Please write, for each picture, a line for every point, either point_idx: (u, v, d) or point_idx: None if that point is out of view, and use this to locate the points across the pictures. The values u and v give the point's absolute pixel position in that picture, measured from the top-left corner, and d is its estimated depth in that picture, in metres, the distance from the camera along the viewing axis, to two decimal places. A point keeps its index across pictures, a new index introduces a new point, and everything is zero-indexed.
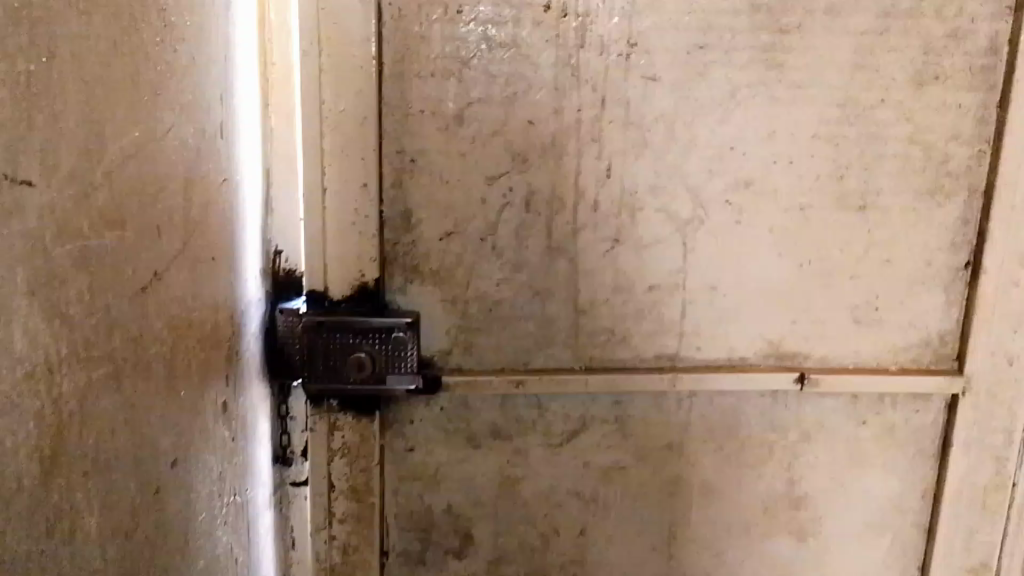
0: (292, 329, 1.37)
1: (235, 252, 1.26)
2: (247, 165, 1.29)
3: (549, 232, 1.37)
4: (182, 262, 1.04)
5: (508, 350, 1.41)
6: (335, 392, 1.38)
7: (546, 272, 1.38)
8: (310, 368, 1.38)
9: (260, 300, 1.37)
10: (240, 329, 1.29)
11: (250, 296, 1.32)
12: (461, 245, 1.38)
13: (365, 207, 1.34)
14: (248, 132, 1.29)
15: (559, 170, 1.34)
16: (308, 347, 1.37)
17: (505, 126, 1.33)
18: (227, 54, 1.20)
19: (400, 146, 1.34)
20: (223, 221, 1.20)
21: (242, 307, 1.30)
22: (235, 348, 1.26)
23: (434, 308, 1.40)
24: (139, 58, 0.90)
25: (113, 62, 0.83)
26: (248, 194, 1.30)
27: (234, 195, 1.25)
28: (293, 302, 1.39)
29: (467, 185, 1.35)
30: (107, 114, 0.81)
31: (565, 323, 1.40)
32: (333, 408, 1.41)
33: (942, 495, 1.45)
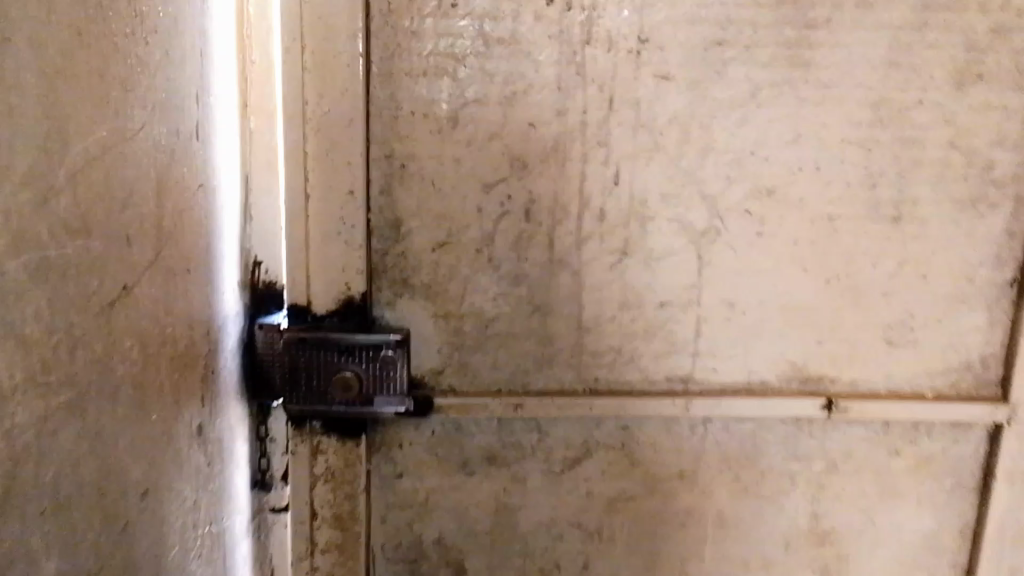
0: (272, 345, 1.25)
1: (212, 263, 1.15)
2: (224, 170, 1.18)
3: (551, 244, 1.27)
4: (156, 274, 0.93)
5: (505, 370, 1.31)
6: (317, 414, 1.26)
7: (547, 287, 1.29)
8: (291, 389, 1.26)
9: (237, 314, 1.25)
10: (217, 345, 1.17)
11: (227, 310, 1.21)
12: (454, 256, 1.28)
13: (351, 215, 1.24)
14: (226, 134, 1.18)
15: (562, 177, 1.25)
16: (290, 365, 1.26)
17: (504, 129, 1.23)
18: (204, 47, 1.10)
19: (391, 150, 1.24)
20: (199, 229, 1.09)
21: (219, 322, 1.18)
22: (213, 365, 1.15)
23: (425, 324, 1.30)
24: (110, 44, 0.79)
25: (80, 50, 0.72)
26: (227, 201, 1.20)
27: (211, 202, 1.14)
28: (274, 317, 1.27)
29: (462, 192, 1.25)
30: (73, 108, 0.71)
31: (566, 341, 1.30)
32: (316, 430, 1.29)
33: (985, 533, 1.36)
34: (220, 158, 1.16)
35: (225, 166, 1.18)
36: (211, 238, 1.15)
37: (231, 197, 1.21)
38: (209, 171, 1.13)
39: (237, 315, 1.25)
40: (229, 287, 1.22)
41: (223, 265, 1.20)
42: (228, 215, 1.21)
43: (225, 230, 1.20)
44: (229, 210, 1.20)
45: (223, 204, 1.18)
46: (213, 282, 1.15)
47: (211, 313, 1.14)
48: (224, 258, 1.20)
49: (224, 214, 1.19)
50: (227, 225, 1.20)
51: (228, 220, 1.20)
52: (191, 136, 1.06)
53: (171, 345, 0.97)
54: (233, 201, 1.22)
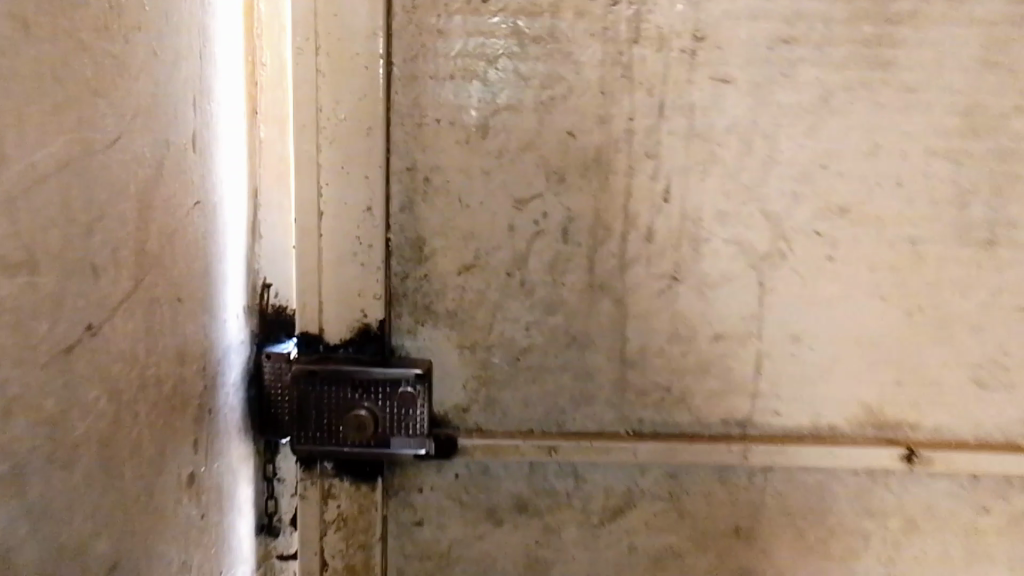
0: (280, 377, 1.13)
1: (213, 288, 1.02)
2: (232, 183, 1.06)
3: (590, 268, 1.13)
4: (136, 308, 0.80)
5: (538, 408, 1.18)
6: (328, 455, 1.13)
7: (587, 315, 1.15)
8: (299, 427, 1.13)
9: (242, 343, 1.12)
10: (220, 380, 1.04)
11: (229, 339, 1.07)
12: (482, 280, 1.14)
13: (368, 234, 1.10)
14: (233, 143, 1.05)
15: (604, 193, 1.11)
16: (297, 401, 1.12)
17: (540, 138, 1.10)
18: (205, 45, 0.97)
19: (413, 161, 1.11)
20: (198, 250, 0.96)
21: (220, 354, 1.05)
22: (213, 403, 1.02)
23: (449, 355, 1.16)
24: (82, 36, 0.67)
25: (41, 40, 0.61)
26: (235, 218, 1.07)
27: (216, 220, 1.02)
28: (282, 345, 1.15)
29: (492, 209, 1.12)
30: (27, 108, 0.59)
31: (607, 376, 1.16)
32: (327, 472, 1.16)
33: None
34: (227, 171, 1.04)
35: (233, 178, 1.06)
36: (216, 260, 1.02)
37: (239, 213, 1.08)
38: (214, 185, 1.01)
39: (245, 343, 1.12)
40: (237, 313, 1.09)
41: (231, 289, 1.07)
42: (236, 233, 1.08)
43: (234, 250, 1.07)
44: (236, 228, 1.08)
45: (230, 221, 1.06)
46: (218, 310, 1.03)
47: (212, 345, 1.01)
48: (232, 281, 1.07)
49: (231, 233, 1.06)
50: (235, 244, 1.08)
51: (236, 239, 1.08)
52: (189, 146, 0.93)
53: (153, 385, 0.84)
54: (243, 217, 1.09)
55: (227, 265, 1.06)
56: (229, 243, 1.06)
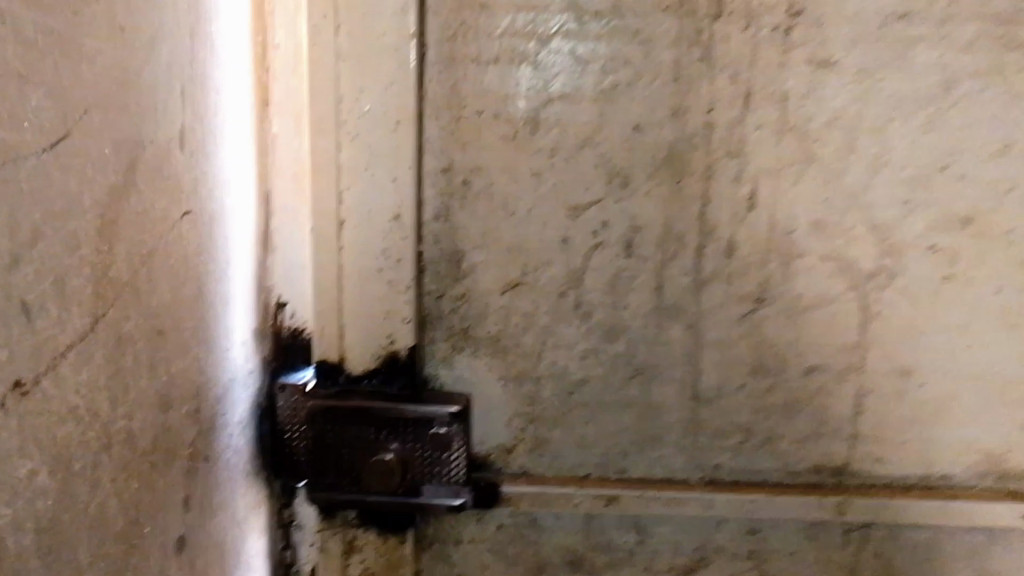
0: (295, 413, 0.96)
1: (213, 316, 0.84)
2: (243, 189, 0.89)
3: (658, 288, 0.95)
4: (98, 355, 0.64)
5: (595, 451, 1.00)
6: (349, 505, 0.96)
7: (654, 344, 0.97)
8: (315, 471, 0.96)
9: (251, 375, 0.94)
10: (221, 423, 0.88)
11: (233, 374, 0.90)
12: (531, 302, 0.96)
13: (396, 248, 0.93)
14: (244, 142, 0.88)
15: (677, 200, 0.93)
16: (313, 441, 0.95)
17: (599, 134, 0.92)
18: (207, 23, 0.79)
19: (450, 160, 0.93)
20: (195, 268, 0.79)
21: (221, 393, 0.87)
22: (211, 450, 0.86)
23: (492, 389, 0.99)
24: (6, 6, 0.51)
25: None
26: (246, 230, 0.90)
27: (221, 238, 0.85)
28: (299, 374, 0.97)
29: (542, 218, 0.94)
30: None
31: (677, 415, 0.99)
32: (350, 521, 1.00)
33: None
34: (235, 176, 0.86)
35: (243, 184, 0.89)
36: (220, 285, 0.85)
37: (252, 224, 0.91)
38: (218, 196, 0.83)
39: (259, 375, 0.95)
40: (248, 341, 0.92)
41: (240, 315, 0.90)
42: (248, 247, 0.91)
43: (244, 269, 0.90)
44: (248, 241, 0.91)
45: (239, 235, 0.89)
46: (221, 344, 0.86)
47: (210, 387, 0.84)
48: (242, 306, 0.90)
49: (241, 249, 0.89)
50: (246, 261, 0.91)
51: (247, 255, 0.91)
52: (183, 151, 0.76)
53: (121, 437, 0.69)
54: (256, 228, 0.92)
55: (235, 287, 0.89)
56: (238, 261, 0.89)
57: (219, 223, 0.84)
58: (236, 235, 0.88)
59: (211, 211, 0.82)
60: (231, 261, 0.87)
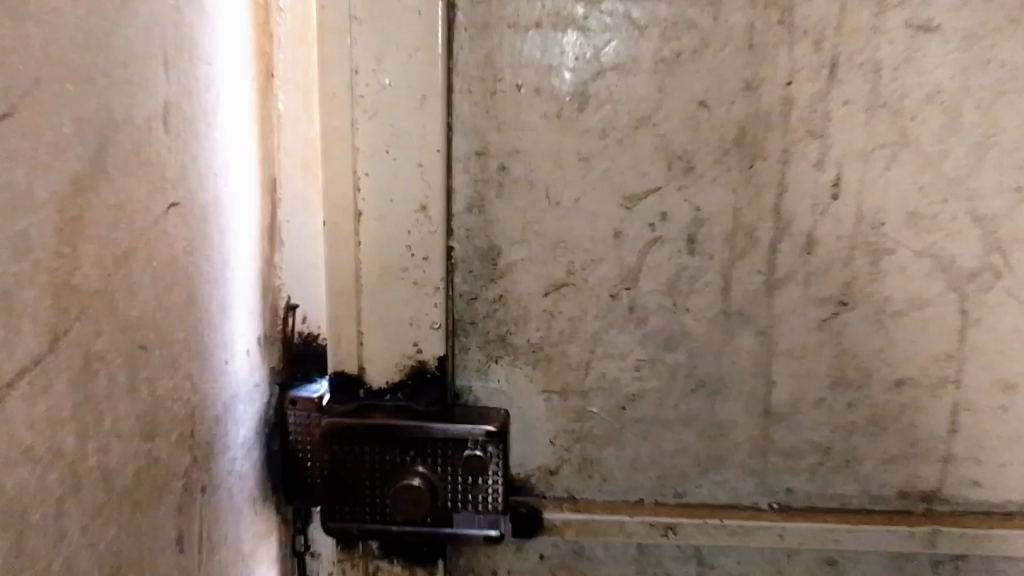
0: (308, 431, 0.85)
1: (213, 319, 0.74)
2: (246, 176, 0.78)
3: (725, 289, 0.83)
4: (61, 384, 0.52)
5: (650, 473, 0.88)
6: (372, 536, 0.85)
7: (720, 351, 0.84)
8: (335, 499, 0.84)
9: (256, 389, 0.83)
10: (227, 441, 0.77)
11: (238, 387, 0.79)
12: (577, 305, 0.84)
13: (422, 243, 0.81)
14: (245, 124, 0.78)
15: (747, 187, 0.80)
16: (329, 464, 0.84)
17: (659, 111, 0.79)
18: None
19: (484, 143, 0.81)
20: (186, 268, 0.69)
21: (224, 409, 0.76)
22: (213, 477, 0.75)
23: (532, 403, 0.87)
24: None
25: None
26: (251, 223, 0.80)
27: (220, 232, 0.74)
28: (311, 387, 0.87)
29: (591, 209, 0.82)
30: None
31: (745, 434, 0.86)
32: (372, 551, 0.89)
33: None
34: (236, 162, 0.76)
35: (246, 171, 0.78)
36: (220, 285, 0.75)
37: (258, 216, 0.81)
38: (216, 184, 0.73)
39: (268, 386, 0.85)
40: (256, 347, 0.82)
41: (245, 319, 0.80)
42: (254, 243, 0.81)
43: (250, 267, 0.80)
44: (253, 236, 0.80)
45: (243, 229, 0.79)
46: (223, 353, 0.76)
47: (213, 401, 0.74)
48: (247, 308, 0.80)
49: (245, 244, 0.79)
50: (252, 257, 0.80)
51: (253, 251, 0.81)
52: (169, 130, 0.65)
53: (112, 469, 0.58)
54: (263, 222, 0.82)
55: (239, 287, 0.78)
56: (242, 259, 0.78)
57: (218, 215, 0.74)
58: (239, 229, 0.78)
59: (208, 200, 0.72)
60: (234, 258, 0.77)
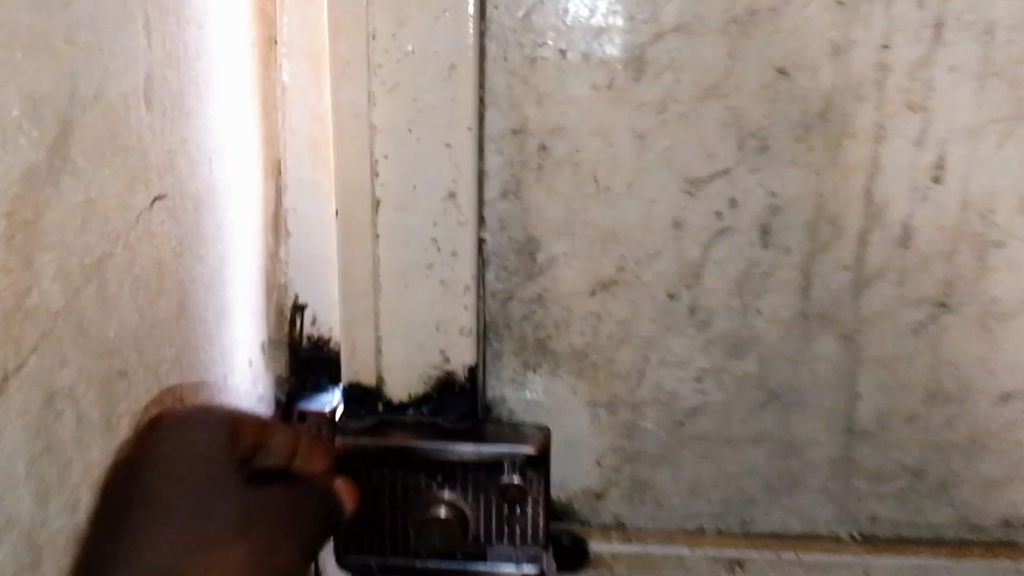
0: None
1: (208, 324, 0.63)
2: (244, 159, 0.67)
3: (805, 288, 0.72)
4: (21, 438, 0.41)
5: (712, 497, 0.77)
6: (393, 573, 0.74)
7: (795, 359, 0.74)
8: (348, 532, 0.72)
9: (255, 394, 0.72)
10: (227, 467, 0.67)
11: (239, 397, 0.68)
12: (629, 305, 0.73)
13: (449, 236, 0.69)
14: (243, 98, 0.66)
15: (833, 170, 0.69)
16: None
17: (729, 81, 0.68)
18: None
19: (522, 118, 0.69)
20: (174, 276, 0.57)
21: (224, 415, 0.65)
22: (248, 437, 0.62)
23: (575, 417, 0.75)
24: None
25: None
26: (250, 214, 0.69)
27: (215, 225, 0.63)
28: (322, 398, 0.75)
29: (647, 196, 0.70)
30: None
31: (823, 454, 0.76)
32: None
33: None
34: (233, 143, 0.65)
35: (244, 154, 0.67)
36: (217, 287, 0.64)
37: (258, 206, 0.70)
38: (210, 170, 0.62)
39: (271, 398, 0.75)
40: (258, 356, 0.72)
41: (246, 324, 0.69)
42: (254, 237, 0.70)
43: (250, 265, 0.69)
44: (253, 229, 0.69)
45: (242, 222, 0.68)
46: (223, 367, 0.65)
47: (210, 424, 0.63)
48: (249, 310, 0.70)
49: (244, 238, 0.68)
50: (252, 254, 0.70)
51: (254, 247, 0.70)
52: (152, 109, 0.54)
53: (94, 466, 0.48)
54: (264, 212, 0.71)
55: (239, 288, 0.68)
56: (242, 256, 0.68)
57: (212, 206, 0.63)
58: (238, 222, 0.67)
59: (200, 190, 0.61)
60: (233, 256, 0.66)
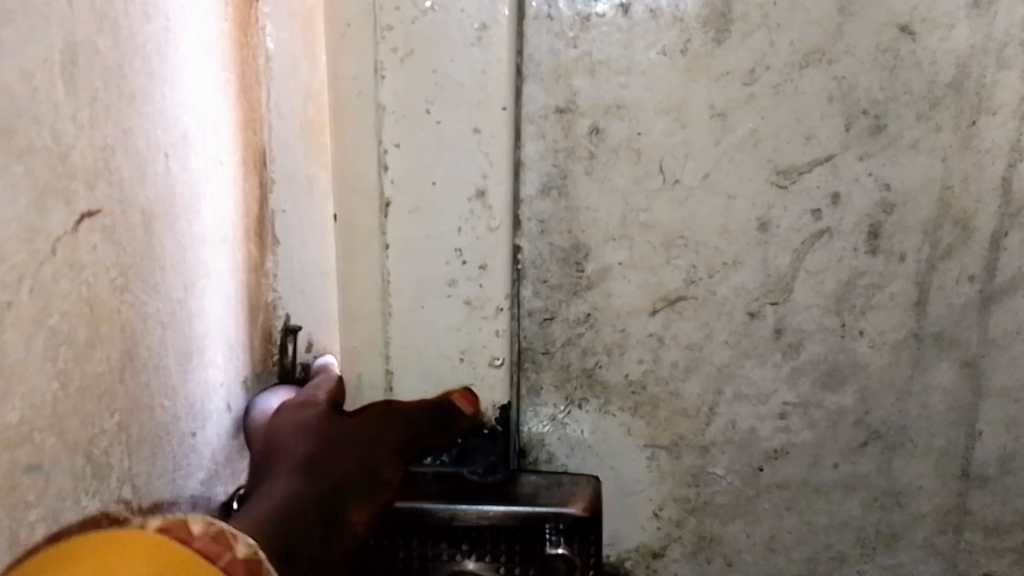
0: None
1: (165, 367, 0.48)
2: (224, 154, 0.52)
3: (920, 304, 0.58)
4: None
5: (793, 557, 0.63)
6: None
7: (902, 391, 0.60)
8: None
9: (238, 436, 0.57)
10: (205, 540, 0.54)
11: (208, 449, 0.53)
12: (699, 327, 0.58)
13: (477, 244, 0.54)
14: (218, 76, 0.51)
15: (963, 157, 0.55)
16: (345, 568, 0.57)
17: (837, 42, 0.53)
18: None
19: (570, 93, 0.54)
20: (113, 316, 0.43)
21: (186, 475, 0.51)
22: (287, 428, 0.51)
23: (628, 463, 0.61)
24: None
25: None
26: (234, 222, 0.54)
27: (181, 244, 0.49)
28: None
29: (726, 190, 0.56)
30: None
31: (932, 504, 0.62)
32: None
33: None
34: (205, 135, 0.50)
35: (225, 147, 0.52)
36: (184, 323, 0.50)
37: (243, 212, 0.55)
38: (170, 174, 0.47)
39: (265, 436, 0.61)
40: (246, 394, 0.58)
41: (228, 360, 0.55)
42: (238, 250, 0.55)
43: (233, 285, 0.55)
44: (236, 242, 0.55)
45: (222, 231, 0.53)
46: (190, 422, 0.51)
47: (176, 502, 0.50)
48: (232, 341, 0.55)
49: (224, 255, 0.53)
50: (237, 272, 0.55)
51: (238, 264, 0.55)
52: (74, 90, 0.39)
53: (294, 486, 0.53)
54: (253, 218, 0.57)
55: (218, 316, 0.53)
56: (221, 275, 0.53)
57: (174, 222, 0.48)
58: (214, 234, 0.52)
59: (154, 200, 0.46)
60: (207, 279, 0.52)
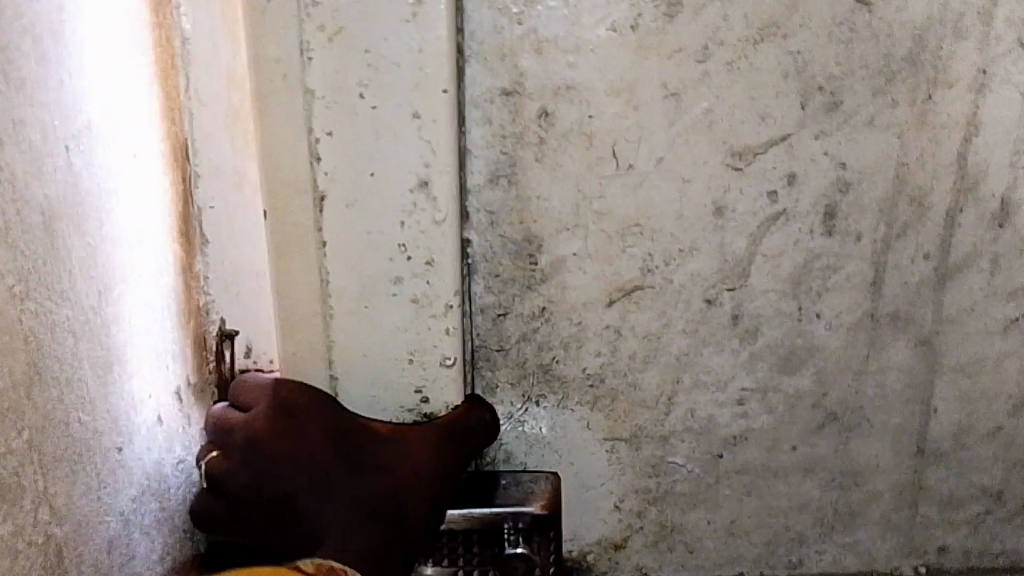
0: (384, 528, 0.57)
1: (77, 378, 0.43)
2: (140, 146, 0.48)
3: (877, 284, 0.57)
4: None
5: (753, 541, 0.63)
6: None
7: (860, 372, 0.59)
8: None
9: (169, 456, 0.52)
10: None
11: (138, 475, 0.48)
12: (656, 316, 0.56)
13: (422, 239, 0.51)
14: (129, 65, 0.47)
15: (918, 133, 0.54)
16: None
17: (792, 16, 0.51)
18: None
19: (516, 74, 0.51)
20: (13, 327, 0.37)
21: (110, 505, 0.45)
22: (259, 470, 0.50)
23: (586, 458, 0.59)
24: None
25: None
26: (156, 220, 0.50)
27: (94, 244, 0.44)
28: None
29: (681, 174, 0.53)
30: None
31: (888, 482, 0.62)
32: None
33: None
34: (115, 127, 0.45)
35: (138, 138, 0.48)
36: (100, 332, 0.45)
37: (167, 207, 0.51)
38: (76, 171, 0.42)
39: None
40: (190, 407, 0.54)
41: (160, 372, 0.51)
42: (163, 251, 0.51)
43: (153, 293, 0.50)
44: (161, 239, 0.51)
45: (137, 231, 0.48)
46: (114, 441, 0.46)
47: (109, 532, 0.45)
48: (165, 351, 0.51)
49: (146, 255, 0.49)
50: (163, 273, 0.51)
51: (163, 266, 0.51)
52: None
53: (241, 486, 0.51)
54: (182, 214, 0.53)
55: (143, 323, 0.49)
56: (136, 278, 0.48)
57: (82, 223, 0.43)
58: (132, 234, 0.48)
59: (60, 200, 0.41)
60: (126, 283, 0.47)
